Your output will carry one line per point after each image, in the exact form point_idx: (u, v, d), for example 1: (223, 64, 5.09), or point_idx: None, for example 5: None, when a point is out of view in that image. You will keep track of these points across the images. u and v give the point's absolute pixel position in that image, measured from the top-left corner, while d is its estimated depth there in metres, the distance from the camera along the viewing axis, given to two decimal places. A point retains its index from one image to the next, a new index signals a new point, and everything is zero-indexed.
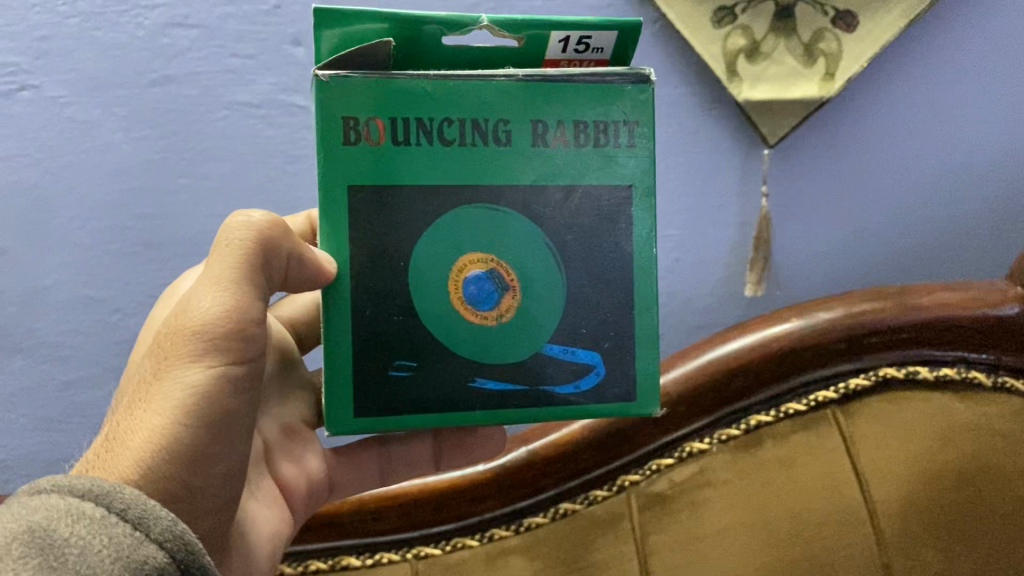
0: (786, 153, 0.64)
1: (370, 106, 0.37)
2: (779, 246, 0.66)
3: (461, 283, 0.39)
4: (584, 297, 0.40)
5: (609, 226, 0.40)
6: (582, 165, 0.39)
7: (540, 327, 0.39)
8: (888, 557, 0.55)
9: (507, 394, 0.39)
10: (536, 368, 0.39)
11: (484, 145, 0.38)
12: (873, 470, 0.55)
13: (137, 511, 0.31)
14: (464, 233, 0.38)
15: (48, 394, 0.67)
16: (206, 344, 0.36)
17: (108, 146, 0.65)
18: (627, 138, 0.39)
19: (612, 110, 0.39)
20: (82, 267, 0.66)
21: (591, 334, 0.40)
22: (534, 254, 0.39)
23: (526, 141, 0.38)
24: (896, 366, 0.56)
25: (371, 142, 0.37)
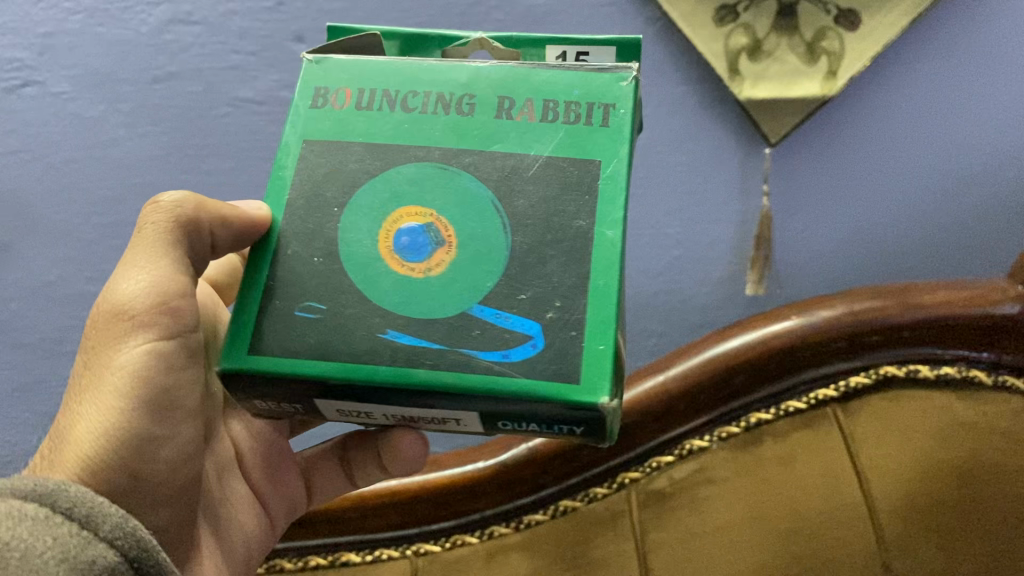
0: (788, 151, 0.65)
1: (344, 79, 0.38)
2: (781, 243, 0.66)
3: (394, 232, 0.35)
4: (533, 262, 0.34)
5: (572, 195, 0.35)
6: (545, 137, 0.36)
7: (479, 290, 0.34)
8: (889, 556, 0.54)
9: (418, 351, 0.33)
10: (459, 328, 0.34)
11: (444, 113, 0.37)
12: (872, 467, 0.55)
13: (84, 509, 0.31)
14: (408, 189, 0.36)
15: (48, 390, 0.66)
16: (132, 328, 0.36)
17: (112, 141, 0.65)
18: (602, 119, 0.36)
19: (591, 93, 0.37)
20: (82, 261, 0.65)
21: (533, 304, 0.34)
22: (479, 214, 0.35)
23: (489, 113, 0.37)
24: (896, 364, 0.57)
25: (335, 106, 0.38)
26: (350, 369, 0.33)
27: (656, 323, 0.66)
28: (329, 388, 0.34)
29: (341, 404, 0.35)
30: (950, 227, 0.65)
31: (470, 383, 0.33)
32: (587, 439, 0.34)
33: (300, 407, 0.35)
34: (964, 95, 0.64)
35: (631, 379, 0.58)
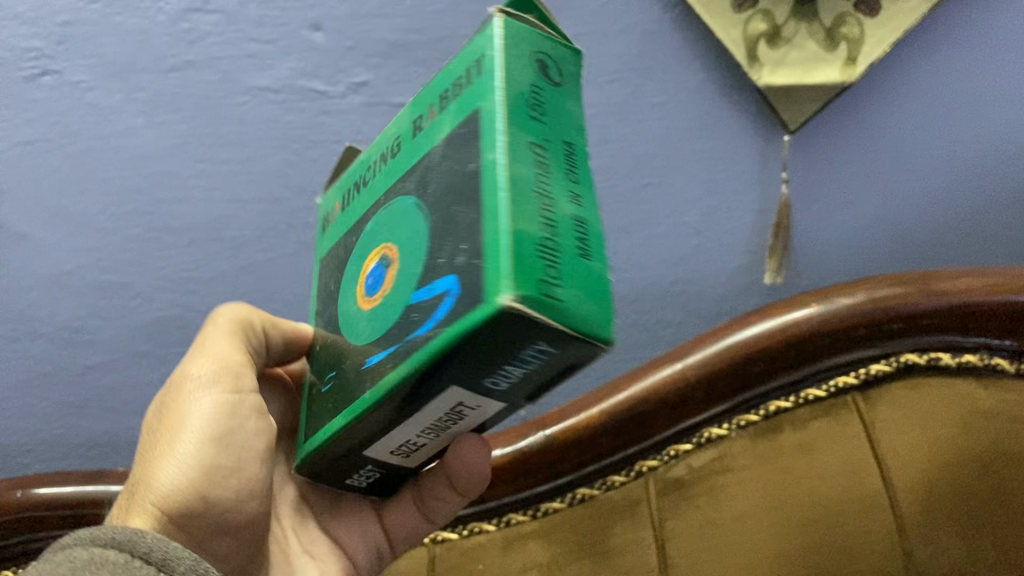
0: (807, 139, 0.64)
1: (336, 195, 0.42)
2: (799, 232, 0.66)
3: (364, 278, 0.36)
4: (443, 227, 0.30)
5: (466, 146, 0.30)
6: (440, 125, 0.33)
7: (405, 289, 0.32)
8: (910, 545, 0.53)
9: (383, 362, 0.31)
10: (403, 324, 0.31)
11: (384, 164, 0.37)
12: (892, 456, 0.55)
13: (161, 552, 0.34)
14: (367, 242, 0.37)
15: (67, 377, 0.70)
16: (200, 378, 0.41)
17: (128, 130, 0.65)
18: (473, 77, 0.31)
19: (468, 56, 0.32)
20: (100, 250, 0.67)
21: (445, 263, 0.29)
22: (410, 214, 0.33)
23: (408, 139, 0.35)
24: (917, 352, 0.56)
25: (336, 215, 0.42)
26: (354, 406, 0.33)
27: (674, 311, 0.69)
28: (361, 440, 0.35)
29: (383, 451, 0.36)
30: (968, 215, 0.66)
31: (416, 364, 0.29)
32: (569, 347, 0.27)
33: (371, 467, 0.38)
34: (994, 78, 0.62)
35: (651, 365, 0.57)
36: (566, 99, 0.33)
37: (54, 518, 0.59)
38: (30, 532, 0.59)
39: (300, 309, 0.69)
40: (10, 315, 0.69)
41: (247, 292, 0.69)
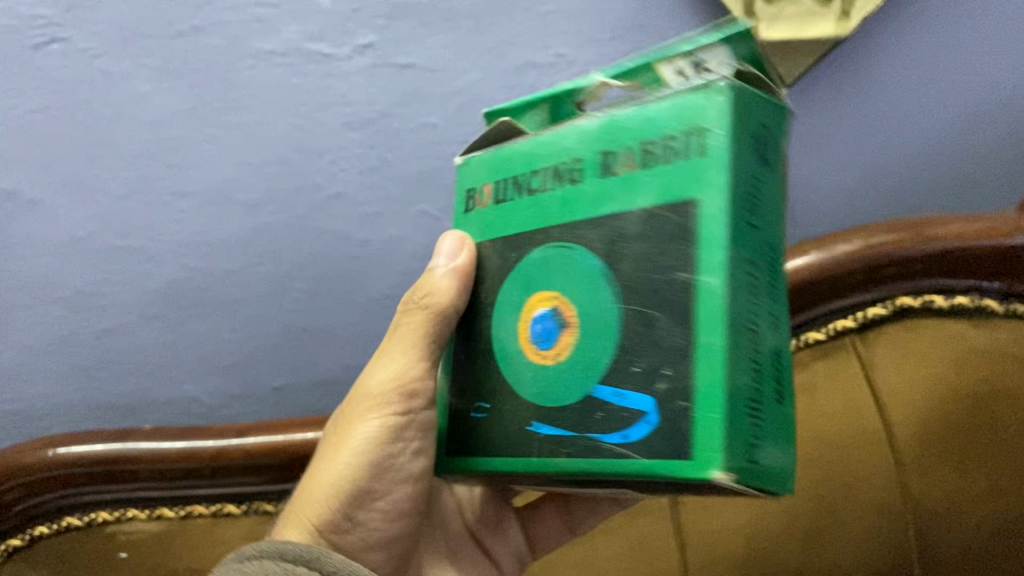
0: (803, 94, 0.65)
1: (483, 175, 0.40)
2: (795, 183, 0.68)
3: (529, 321, 0.35)
4: (643, 330, 0.31)
5: (672, 246, 0.30)
6: (642, 195, 0.32)
7: (596, 366, 0.32)
8: (906, 476, 0.57)
9: (556, 441, 0.33)
10: (584, 414, 0.32)
11: (561, 187, 0.35)
12: (889, 393, 0.58)
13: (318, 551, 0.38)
14: (538, 274, 0.36)
15: (84, 343, 0.72)
16: (367, 412, 0.44)
17: (138, 97, 0.66)
18: (695, 151, 0.30)
19: (681, 118, 0.31)
20: (112, 215, 0.68)
21: (643, 374, 0.30)
22: (596, 292, 0.33)
23: (593, 174, 0.34)
24: (912, 296, 0.59)
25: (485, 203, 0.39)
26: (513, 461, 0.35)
27: None
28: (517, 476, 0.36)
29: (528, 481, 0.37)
30: (968, 169, 0.65)
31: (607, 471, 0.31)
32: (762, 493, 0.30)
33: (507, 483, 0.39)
34: (992, 29, 0.62)
35: None
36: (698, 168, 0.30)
37: (83, 475, 0.62)
38: (61, 490, 0.62)
39: (312, 268, 0.70)
40: (24, 282, 0.70)
41: (257, 255, 0.70)
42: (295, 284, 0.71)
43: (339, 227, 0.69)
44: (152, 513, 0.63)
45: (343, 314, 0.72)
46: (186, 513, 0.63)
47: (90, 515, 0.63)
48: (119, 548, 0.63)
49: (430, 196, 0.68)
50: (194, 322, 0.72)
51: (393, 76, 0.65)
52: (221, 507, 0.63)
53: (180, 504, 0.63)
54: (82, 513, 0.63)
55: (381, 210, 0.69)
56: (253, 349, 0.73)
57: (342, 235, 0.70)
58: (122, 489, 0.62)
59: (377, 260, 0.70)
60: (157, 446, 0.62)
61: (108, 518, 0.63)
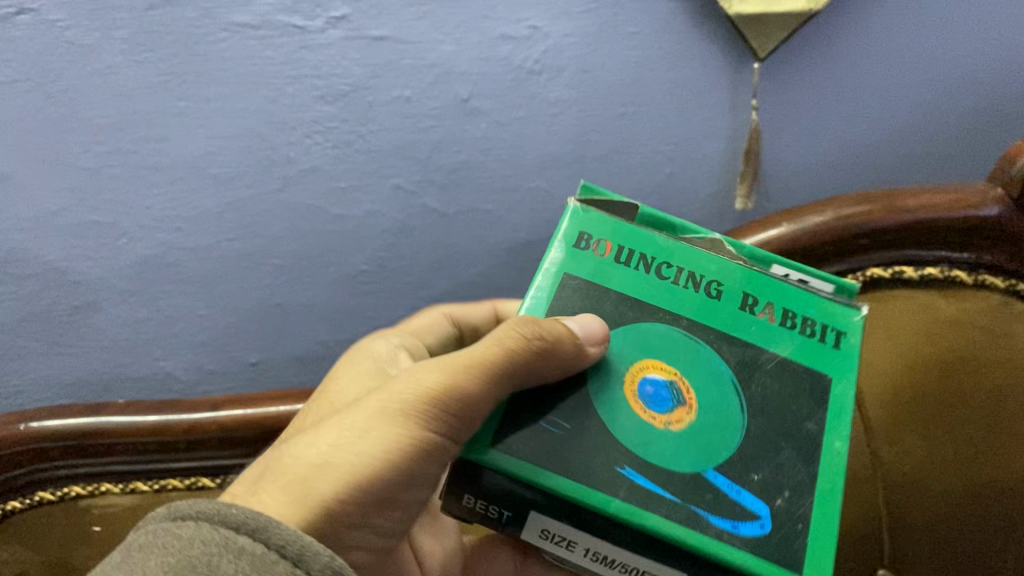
0: (774, 70, 0.64)
1: (607, 229, 0.41)
2: (768, 157, 0.68)
3: (642, 379, 0.38)
4: (764, 448, 0.36)
5: (803, 399, 0.37)
6: (784, 343, 0.38)
7: (710, 453, 0.36)
8: (875, 441, 0.60)
9: (648, 493, 0.35)
10: (691, 484, 0.35)
11: (698, 292, 0.39)
12: (859, 362, 0.59)
13: (296, 547, 0.30)
14: (657, 342, 0.38)
15: (59, 318, 0.71)
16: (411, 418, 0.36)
17: (109, 69, 0.64)
18: (834, 343, 0.39)
19: (828, 317, 0.39)
20: (83, 190, 0.67)
21: (759, 483, 0.36)
22: (725, 399, 0.37)
23: (732, 305, 0.39)
24: (881, 267, 0.59)
25: (598, 254, 0.40)
26: (588, 493, 0.35)
27: None
28: (563, 515, 0.36)
29: (555, 525, 0.36)
30: (936, 144, 0.66)
31: (707, 549, 0.34)
32: None
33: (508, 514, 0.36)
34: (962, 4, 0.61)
35: None
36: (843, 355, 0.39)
37: (56, 450, 0.61)
38: (34, 464, 0.61)
39: (287, 243, 0.71)
40: None
41: (232, 230, 0.70)
42: (270, 259, 0.71)
43: (314, 201, 0.69)
44: (127, 487, 0.63)
45: (320, 292, 0.74)
46: (162, 485, 0.63)
47: (63, 489, 0.63)
48: (94, 521, 0.63)
49: (403, 169, 0.69)
50: (171, 298, 0.72)
51: (366, 49, 0.64)
52: (195, 481, 0.63)
53: (154, 478, 0.63)
54: (55, 485, 0.62)
55: (355, 183, 0.69)
56: (231, 325, 0.74)
57: (316, 209, 0.70)
58: (96, 462, 0.62)
59: (352, 234, 0.71)
60: (133, 420, 0.62)
61: (82, 492, 0.63)
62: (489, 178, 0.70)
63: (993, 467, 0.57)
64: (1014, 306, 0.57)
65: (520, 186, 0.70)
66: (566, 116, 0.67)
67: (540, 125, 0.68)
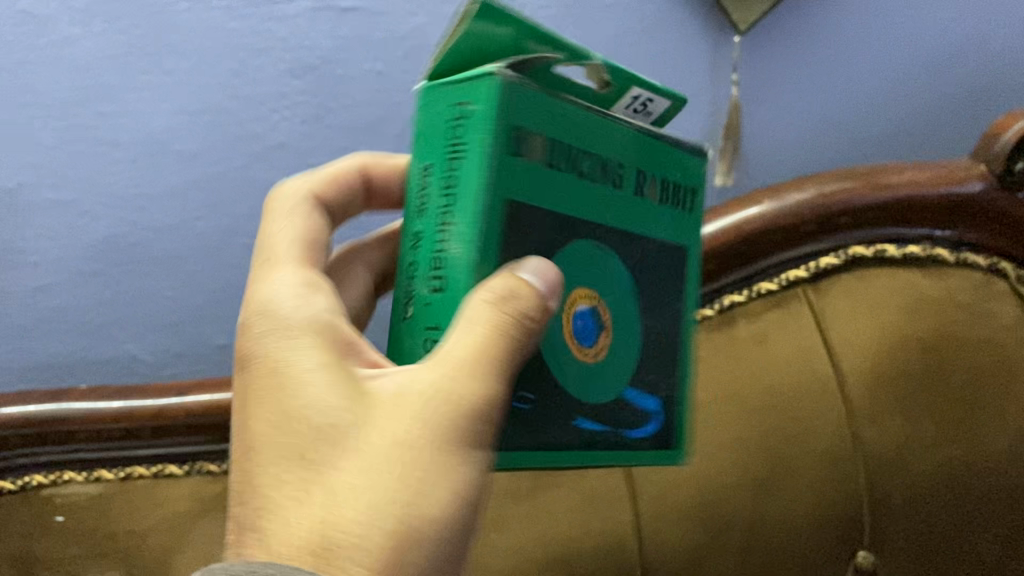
0: (759, 44, 0.65)
1: (538, 118, 0.30)
2: (750, 134, 0.66)
3: (572, 316, 0.33)
4: (659, 348, 0.37)
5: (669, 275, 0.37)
6: (658, 224, 0.36)
7: (604, 381, 0.34)
8: (857, 425, 0.58)
9: (594, 435, 0.34)
10: (615, 413, 0.35)
11: (610, 187, 0.33)
12: (841, 341, 0.58)
13: None
14: (588, 267, 0.33)
15: (15, 302, 0.67)
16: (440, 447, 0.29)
17: (66, 40, 0.63)
18: (689, 202, 0.36)
19: (687, 175, 0.36)
20: (42, 165, 0.65)
21: (652, 377, 0.36)
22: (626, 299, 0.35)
23: (632, 191, 0.34)
24: (864, 246, 0.58)
25: (534, 158, 0.30)
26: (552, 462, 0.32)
27: None
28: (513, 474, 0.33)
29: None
30: (925, 112, 0.63)
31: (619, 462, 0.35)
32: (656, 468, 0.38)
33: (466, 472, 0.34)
34: None
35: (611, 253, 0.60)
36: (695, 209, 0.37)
37: (16, 437, 0.60)
38: None
39: (254, 222, 0.67)
40: None
41: (196, 208, 0.67)
42: (237, 238, 0.67)
43: (282, 177, 0.66)
44: (91, 475, 0.61)
45: None
46: (127, 474, 0.61)
47: (24, 479, 0.61)
48: (56, 511, 0.60)
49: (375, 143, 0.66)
50: (132, 280, 0.68)
51: (335, 19, 0.64)
52: (161, 469, 0.61)
53: (120, 465, 0.61)
54: (15, 476, 0.61)
55: (326, 160, 0.66)
56: (193, 313, 0.69)
57: None
58: (57, 450, 0.60)
59: None
60: (94, 406, 0.60)
61: (43, 481, 0.61)
62: None
63: (973, 449, 0.57)
64: (995, 286, 0.59)
65: None
66: None
67: None
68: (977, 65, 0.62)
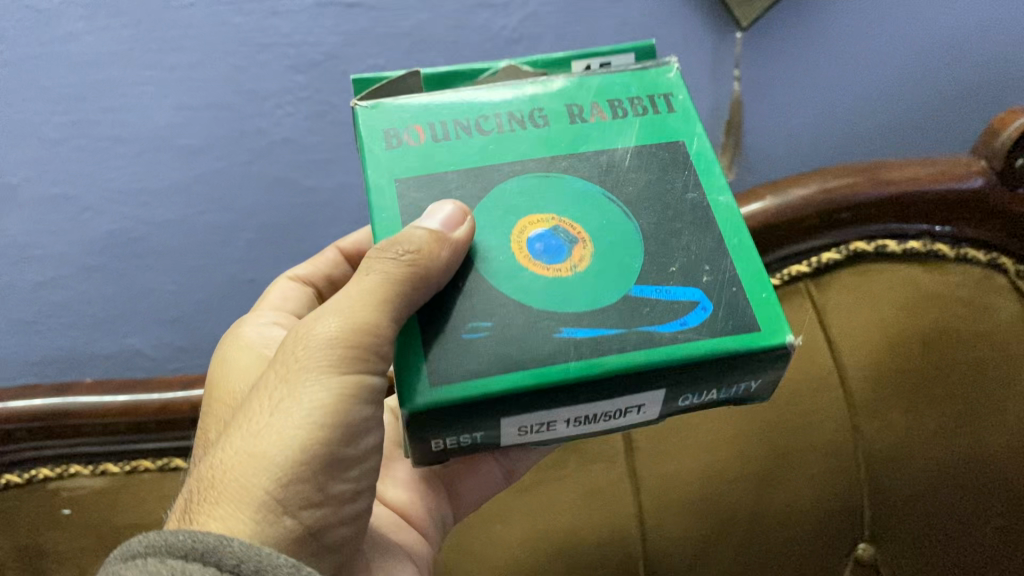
0: (758, 40, 0.63)
1: (408, 116, 0.38)
2: (750, 129, 0.67)
3: (526, 242, 0.35)
4: (667, 238, 0.35)
5: (673, 173, 0.37)
6: (627, 133, 0.38)
7: (597, 291, 0.33)
8: (858, 420, 0.58)
9: (598, 340, 0.32)
10: (625, 312, 0.33)
11: (531, 127, 0.38)
12: (841, 336, 0.58)
13: (252, 564, 0.29)
14: (525, 202, 0.36)
15: (22, 295, 0.69)
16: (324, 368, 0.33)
17: (70, 36, 0.60)
18: (667, 105, 0.39)
19: (646, 87, 0.39)
20: (44, 161, 0.64)
21: (683, 271, 0.34)
22: (598, 209, 0.35)
23: (564, 121, 0.38)
24: (865, 241, 0.58)
25: (413, 141, 0.37)
26: (541, 372, 0.31)
27: None
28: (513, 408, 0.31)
29: (528, 418, 0.32)
30: (923, 111, 0.65)
31: (663, 361, 0.31)
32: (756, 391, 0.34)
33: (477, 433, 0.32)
34: None
35: None
36: (675, 116, 0.38)
37: (22, 431, 0.60)
38: None
39: (258, 216, 0.68)
40: None
41: (201, 203, 0.67)
42: (240, 234, 0.69)
43: (285, 172, 0.67)
44: (97, 469, 0.62)
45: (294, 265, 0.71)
46: (133, 468, 0.61)
47: (29, 472, 0.61)
48: (63, 504, 0.61)
49: None
50: (136, 274, 0.70)
51: (338, 16, 0.62)
52: (168, 464, 0.62)
53: (125, 460, 0.61)
54: (22, 469, 0.61)
55: (329, 155, 0.67)
56: (199, 301, 0.72)
57: (288, 181, 0.67)
58: (63, 443, 0.61)
59: (324, 206, 0.69)
60: (101, 400, 0.60)
61: (48, 474, 0.61)
62: None
63: (973, 443, 0.58)
64: (995, 280, 0.58)
65: None
66: None
67: None
68: (972, 64, 0.64)
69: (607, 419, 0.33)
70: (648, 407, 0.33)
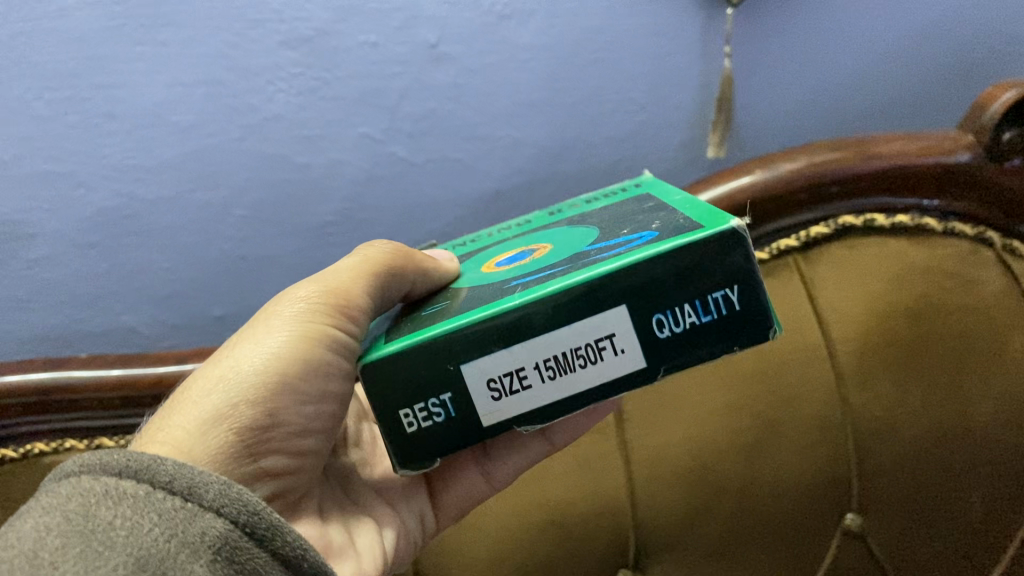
0: (748, 14, 0.63)
1: None
2: (742, 107, 0.67)
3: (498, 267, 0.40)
4: (624, 226, 0.38)
5: (634, 207, 0.42)
6: (595, 209, 0.46)
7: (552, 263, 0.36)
8: (846, 390, 0.59)
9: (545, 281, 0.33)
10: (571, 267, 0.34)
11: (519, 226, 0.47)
12: (831, 308, 0.59)
13: (185, 480, 0.30)
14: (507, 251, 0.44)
15: (17, 271, 0.69)
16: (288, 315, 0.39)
17: (61, 12, 0.60)
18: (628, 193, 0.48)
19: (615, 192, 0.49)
20: (38, 137, 0.64)
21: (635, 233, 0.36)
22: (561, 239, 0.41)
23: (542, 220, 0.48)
24: (854, 215, 0.59)
25: None
26: (484, 307, 0.32)
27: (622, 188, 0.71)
28: (464, 348, 0.32)
29: (491, 366, 0.32)
30: (912, 88, 0.66)
31: (598, 271, 0.31)
32: (735, 312, 0.30)
33: (443, 392, 0.33)
34: None
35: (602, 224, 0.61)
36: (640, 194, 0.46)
37: (17, 405, 0.61)
38: None
39: (249, 195, 0.68)
40: None
41: (192, 180, 0.67)
42: (233, 211, 0.69)
43: (277, 149, 0.67)
44: (93, 443, 0.62)
45: (289, 242, 0.71)
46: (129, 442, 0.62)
47: (25, 447, 0.63)
48: None
49: (371, 118, 0.66)
50: (130, 251, 0.70)
51: None
52: None
53: (121, 434, 0.62)
54: (16, 444, 0.62)
55: (320, 131, 0.67)
56: (193, 277, 0.72)
57: (281, 158, 0.67)
58: (60, 418, 0.62)
59: (317, 183, 0.69)
60: (96, 374, 0.61)
61: (44, 449, 0.62)
62: (457, 126, 0.67)
63: (961, 413, 0.58)
64: (982, 253, 0.58)
65: (491, 134, 0.68)
66: (536, 61, 0.65)
67: (510, 72, 0.66)
68: (961, 38, 0.64)
69: (584, 366, 0.31)
70: (625, 343, 0.31)
